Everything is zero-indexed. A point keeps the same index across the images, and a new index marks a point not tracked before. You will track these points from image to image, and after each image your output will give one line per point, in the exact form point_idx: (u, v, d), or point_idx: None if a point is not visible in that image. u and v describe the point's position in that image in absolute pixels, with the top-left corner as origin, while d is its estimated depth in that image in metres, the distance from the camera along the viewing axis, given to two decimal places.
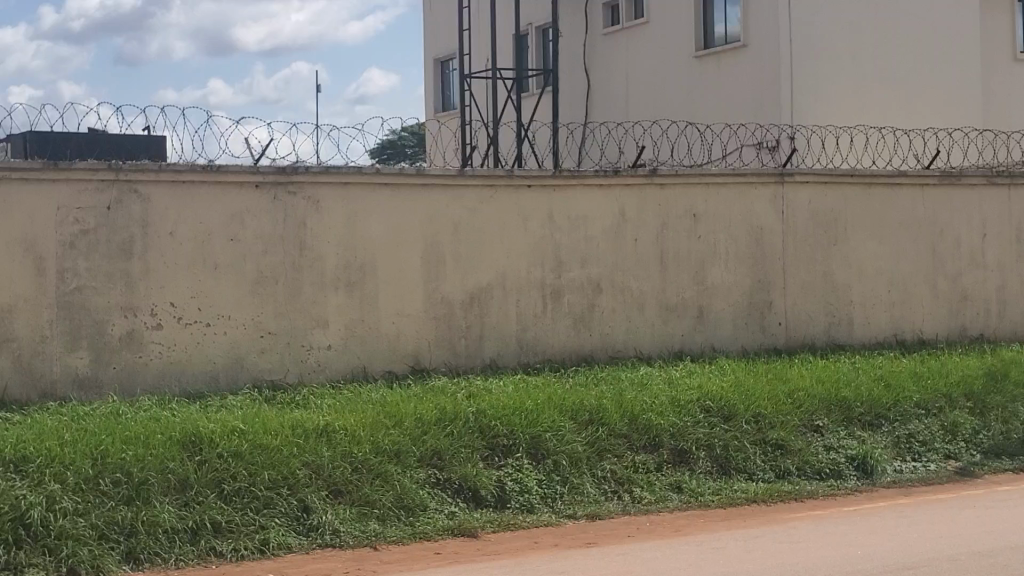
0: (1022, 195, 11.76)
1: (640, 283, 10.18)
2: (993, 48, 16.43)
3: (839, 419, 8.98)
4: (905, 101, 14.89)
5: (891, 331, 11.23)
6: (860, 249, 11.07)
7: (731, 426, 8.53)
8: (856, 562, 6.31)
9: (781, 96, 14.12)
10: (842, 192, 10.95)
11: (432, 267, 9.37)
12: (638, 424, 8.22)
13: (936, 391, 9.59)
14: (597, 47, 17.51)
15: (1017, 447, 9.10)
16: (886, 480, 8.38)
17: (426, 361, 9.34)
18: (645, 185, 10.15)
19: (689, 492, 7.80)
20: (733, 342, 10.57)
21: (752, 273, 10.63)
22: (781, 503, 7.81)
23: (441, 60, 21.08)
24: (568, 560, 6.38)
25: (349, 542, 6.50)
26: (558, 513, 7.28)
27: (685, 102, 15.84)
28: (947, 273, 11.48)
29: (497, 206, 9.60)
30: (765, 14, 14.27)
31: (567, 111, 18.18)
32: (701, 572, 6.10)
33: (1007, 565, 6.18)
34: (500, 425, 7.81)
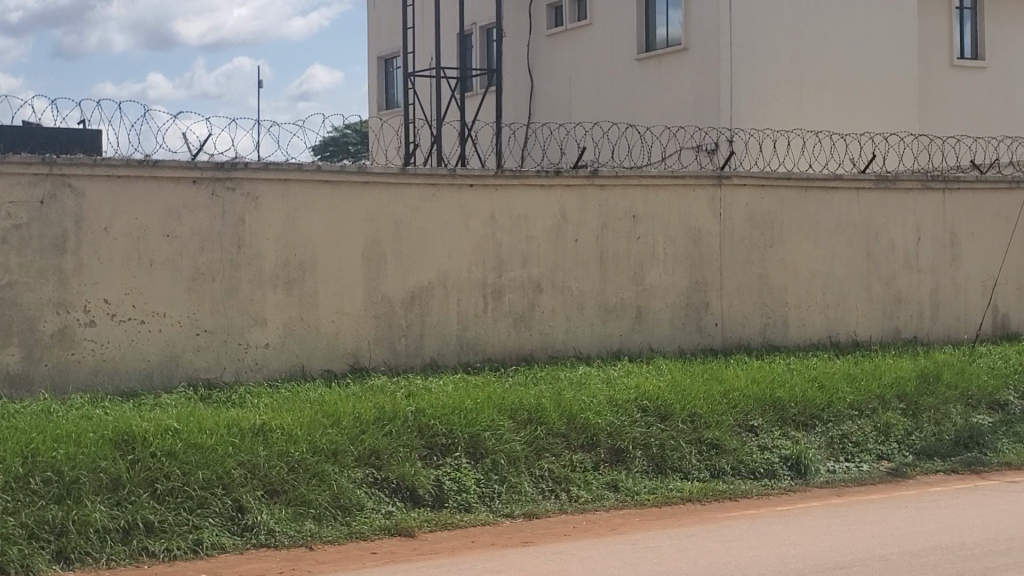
0: (956, 199, 11.96)
1: (580, 284, 10.22)
2: (930, 54, 16.69)
3: (774, 420, 9.07)
4: (844, 105, 15.08)
5: (826, 332, 11.37)
6: (797, 251, 11.20)
7: (668, 426, 8.59)
8: (789, 561, 6.37)
9: (722, 99, 14.24)
10: (779, 195, 11.08)
11: (372, 265, 9.34)
12: (576, 424, 8.25)
13: (871, 393, 9.72)
14: (542, 48, 17.55)
15: (949, 447, 9.25)
16: (819, 480, 8.47)
17: (365, 360, 9.31)
18: (586, 185, 10.20)
19: (625, 491, 7.83)
20: (671, 343, 10.65)
21: (691, 273, 10.72)
22: (717, 502, 7.87)
23: (386, 58, 21.02)
24: (505, 559, 6.38)
25: (284, 542, 6.46)
26: (495, 512, 7.28)
27: (628, 104, 15.92)
28: (882, 276, 11.64)
29: (438, 205, 9.59)
30: (706, 17, 14.39)
31: (512, 111, 18.20)
32: (636, 571, 6.13)
33: (936, 565, 6.27)
34: (439, 424, 7.80)
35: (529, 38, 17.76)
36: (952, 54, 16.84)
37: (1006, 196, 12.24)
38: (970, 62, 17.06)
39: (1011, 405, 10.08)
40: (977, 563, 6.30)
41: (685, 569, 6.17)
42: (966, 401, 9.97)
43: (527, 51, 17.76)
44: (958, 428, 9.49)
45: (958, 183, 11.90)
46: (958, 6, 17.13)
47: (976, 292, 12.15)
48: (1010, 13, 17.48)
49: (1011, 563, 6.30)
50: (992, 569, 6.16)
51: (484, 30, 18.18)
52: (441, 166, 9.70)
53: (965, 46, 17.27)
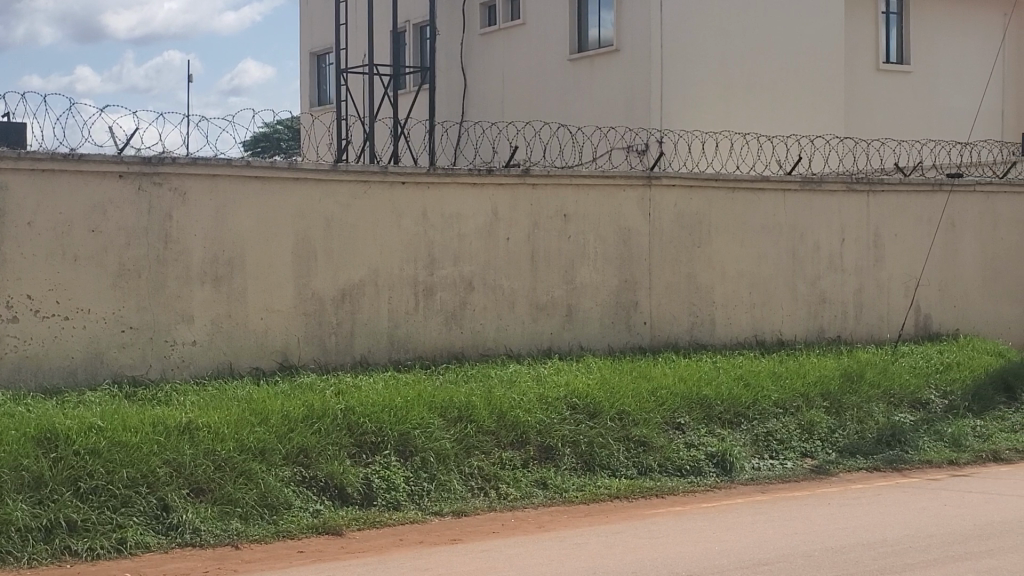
0: (879, 201, 12.19)
1: (511, 282, 10.26)
2: (856, 57, 16.97)
3: (701, 418, 9.18)
4: (772, 108, 15.29)
5: (751, 332, 11.52)
6: (724, 251, 11.34)
7: (597, 424, 8.65)
8: (714, 557, 6.46)
9: (654, 101, 14.38)
10: (707, 196, 11.21)
11: (302, 263, 9.29)
12: (506, 421, 8.27)
13: (795, 391, 9.87)
14: (475, 46, 17.57)
15: (871, 445, 9.43)
16: (744, 476, 8.60)
17: (294, 357, 9.26)
18: (518, 185, 10.23)
19: (554, 488, 7.88)
20: (600, 341, 10.73)
21: (621, 273, 10.80)
22: (643, 499, 7.95)
23: (318, 54, 20.91)
24: (432, 556, 6.39)
25: (210, 541, 6.42)
26: (424, 510, 7.30)
27: (561, 104, 16.00)
28: (807, 276, 11.83)
29: (369, 202, 9.56)
30: (638, 20, 14.50)
31: (445, 109, 18.19)
32: (564, 568, 6.17)
33: (857, 561, 6.39)
34: (368, 422, 7.77)
35: (462, 37, 17.77)
36: (878, 58, 17.13)
37: (929, 198, 12.48)
38: (896, 67, 17.37)
39: (932, 404, 10.30)
40: (897, 560, 6.43)
41: (612, 566, 6.23)
42: (888, 400, 10.16)
43: (460, 50, 17.77)
44: (880, 426, 9.68)
45: (881, 186, 12.14)
46: (884, 11, 17.44)
47: (898, 292, 12.36)
48: (935, 19, 17.84)
49: (931, 559, 6.45)
50: (912, 565, 6.30)
51: (418, 28, 18.16)
52: (372, 163, 9.69)
53: (891, 51, 17.59)
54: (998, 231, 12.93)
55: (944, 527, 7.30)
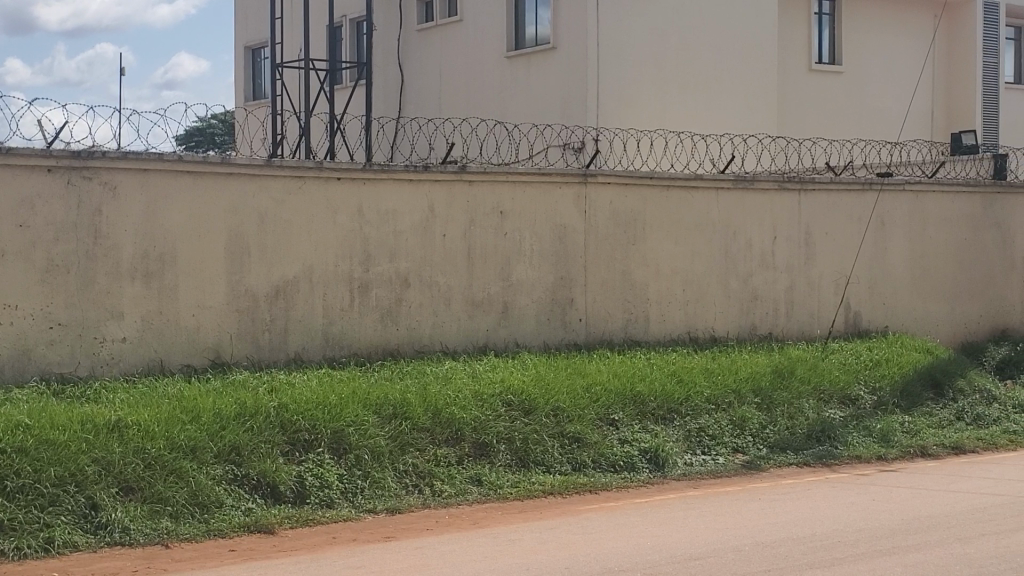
0: (811, 200, 12.35)
1: (447, 279, 10.25)
2: (789, 58, 17.17)
3: (635, 414, 9.22)
4: (708, 106, 15.42)
5: (685, 329, 11.62)
6: (658, 249, 11.42)
7: (532, 420, 8.65)
8: (646, 553, 6.51)
9: (591, 99, 14.44)
10: (642, 194, 11.29)
11: (235, 259, 9.20)
12: (441, 418, 8.23)
13: (727, 387, 9.95)
14: (412, 42, 17.52)
15: (802, 441, 9.56)
16: (676, 472, 8.69)
17: (226, 355, 9.17)
18: (454, 181, 10.23)
19: (488, 485, 7.89)
20: (536, 338, 10.75)
21: (556, 270, 10.84)
22: (576, 495, 8.00)
23: (254, 48, 20.74)
24: (366, 554, 6.38)
25: (140, 540, 6.36)
26: (358, 508, 7.27)
27: (498, 100, 16.01)
28: (740, 274, 11.94)
29: (304, 198, 9.50)
30: (575, 18, 14.55)
31: (382, 105, 18.13)
32: (498, 565, 6.18)
33: (787, 556, 6.47)
34: (302, 419, 7.70)
35: (399, 32, 17.72)
36: (810, 59, 17.35)
37: (859, 197, 12.66)
38: (828, 67, 17.60)
39: (862, 400, 10.45)
40: (825, 554, 6.53)
41: (544, 562, 6.25)
42: (818, 395, 10.29)
43: (397, 45, 17.71)
44: (811, 422, 9.82)
45: (813, 185, 12.30)
46: (817, 11, 17.65)
47: (829, 289, 12.52)
48: (866, 20, 18.11)
49: (859, 553, 6.55)
50: (841, 559, 6.39)
51: (355, 23, 18.09)
52: (306, 159, 9.63)
53: (823, 51, 17.82)
54: (927, 230, 13.15)
55: (872, 521, 7.41)
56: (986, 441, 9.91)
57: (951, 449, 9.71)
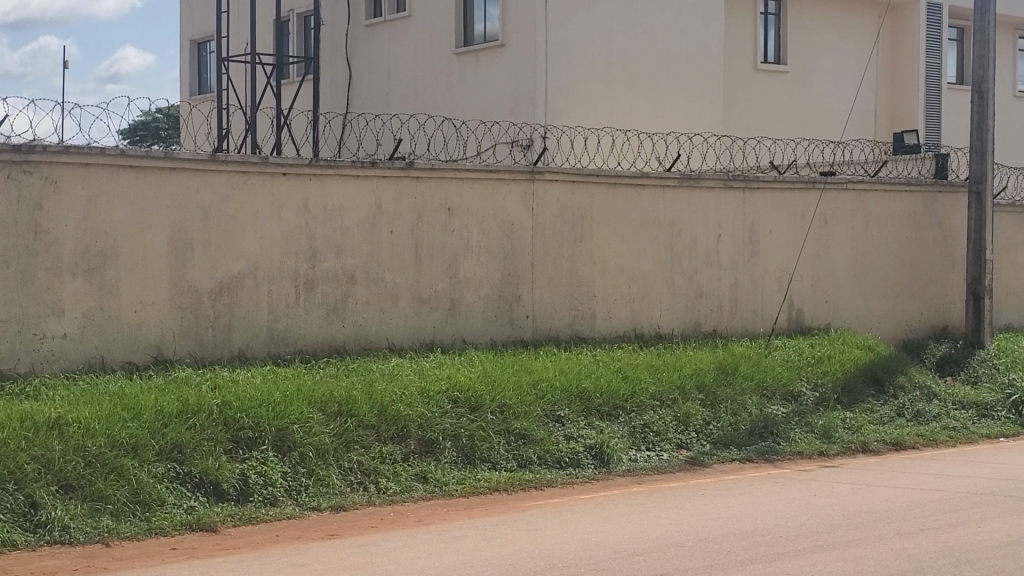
0: (756, 198, 12.46)
1: (393, 275, 10.22)
2: (735, 57, 17.31)
3: (580, 411, 9.25)
4: (655, 104, 15.49)
5: (630, 325, 11.67)
6: (605, 246, 11.46)
7: (477, 417, 8.64)
8: (590, 548, 6.54)
9: (539, 97, 14.47)
10: (589, 192, 11.33)
11: (178, 255, 9.11)
12: (386, 415, 8.18)
13: (673, 383, 9.99)
14: (359, 38, 17.46)
15: (745, 437, 9.65)
16: (621, 468, 8.73)
17: (169, 351, 9.09)
18: (401, 177, 10.20)
19: (434, 482, 7.88)
20: (483, 335, 10.75)
21: (504, 267, 10.84)
22: (521, 492, 8.01)
23: (199, 42, 20.59)
24: (309, 552, 6.35)
25: (80, 539, 6.30)
26: (301, 505, 7.23)
27: (446, 97, 15.99)
28: (685, 272, 12.02)
29: (249, 193, 9.43)
30: (524, 15, 14.58)
31: (330, 101, 18.04)
32: (442, 562, 6.17)
33: (729, 551, 6.52)
34: (245, 416, 7.62)
35: (347, 27, 17.65)
36: (756, 58, 17.50)
37: (803, 196, 12.79)
38: (773, 67, 17.75)
39: (804, 396, 10.55)
40: (767, 549, 6.58)
41: (489, 558, 6.26)
42: (761, 392, 10.37)
43: (345, 41, 17.64)
44: (754, 418, 9.91)
45: (757, 183, 12.41)
46: (763, 11, 17.79)
47: (773, 287, 12.62)
48: (811, 20, 18.29)
49: (800, 548, 6.61)
50: (782, 554, 6.45)
51: (303, 18, 17.99)
52: (252, 154, 9.56)
53: (769, 51, 17.97)
54: (869, 229, 13.30)
55: (812, 517, 7.48)
56: (926, 437, 10.05)
57: (891, 445, 9.83)
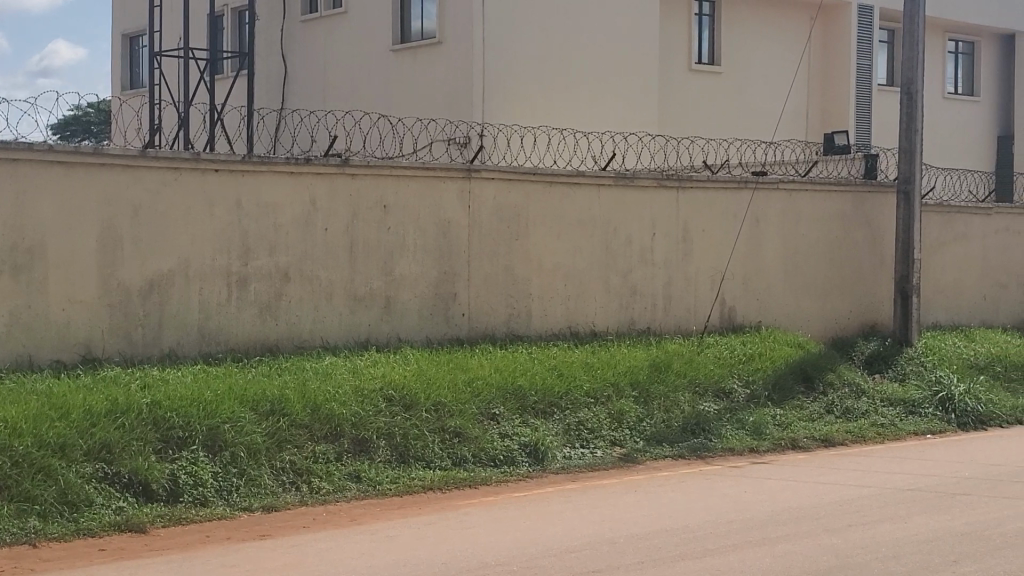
0: (690, 197, 12.56)
1: (328, 273, 10.16)
2: (670, 57, 17.46)
3: (515, 408, 9.24)
4: (591, 102, 15.57)
5: (565, 323, 11.71)
6: (540, 244, 11.48)
7: (411, 416, 8.59)
8: (522, 546, 6.55)
9: (476, 94, 14.50)
10: (525, 190, 11.34)
11: (107, 252, 8.98)
12: (320, 414, 8.10)
13: (607, 380, 10.03)
14: (295, 34, 17.35)
15: (677, 434, 9.73)
16: (555, 465, 8.76)
17: (98, 350, 8.97)
18: (336, 174, 10.14)
19: (368, 481, 7.84)
20: (418, 333, 10.72)
21: (439, 265, 10.82)
22: (456, 490, 8.01)
23: (132, 36, 20.36)
24: (241, 552, 6.31)
25: (5, 540, 6.22)
26: (232, 506, 7.17)
27: (382, 93, 15.94)
28: (620, 270, 12.08)
29: (181, 190, 9.32)
30: (461, 14, 14.60)
31: (264, 97, 17.92)
32: (375, 561, 6.15)
33: (660, 548, 6.57)
34: (176, 415, 7.51)
35: (283, 23, 17.54)
36: (690, 59, 17.66)
37: (736, 195, 12.92)
38: (708, 67, 17.93)
39: (735, 393, 10.66)
40: (697, 546, 6.64)
41: (421, 557, 6.24)
42: (693, 389, 10.45)
43: (281, 36, 17.53)
44: (686, 415, 9.99)
45: (691, 183, 12.52)
46: (698, 12, 17.96)
47: (706, 285, 12.73)
48: (745, 21, 18.49)
49: (730, 544, 6.68)
50: (713, 550, 6.51)
51: (238, 13, 17.86)
52: (184, 150, 9.45)
53: (703, 51, 18.14)
54: (800, 228, 13.47)
55: (742, 513, 7.56)
56: (854, 434, 10.19)
57: (820, 441, 9.97)
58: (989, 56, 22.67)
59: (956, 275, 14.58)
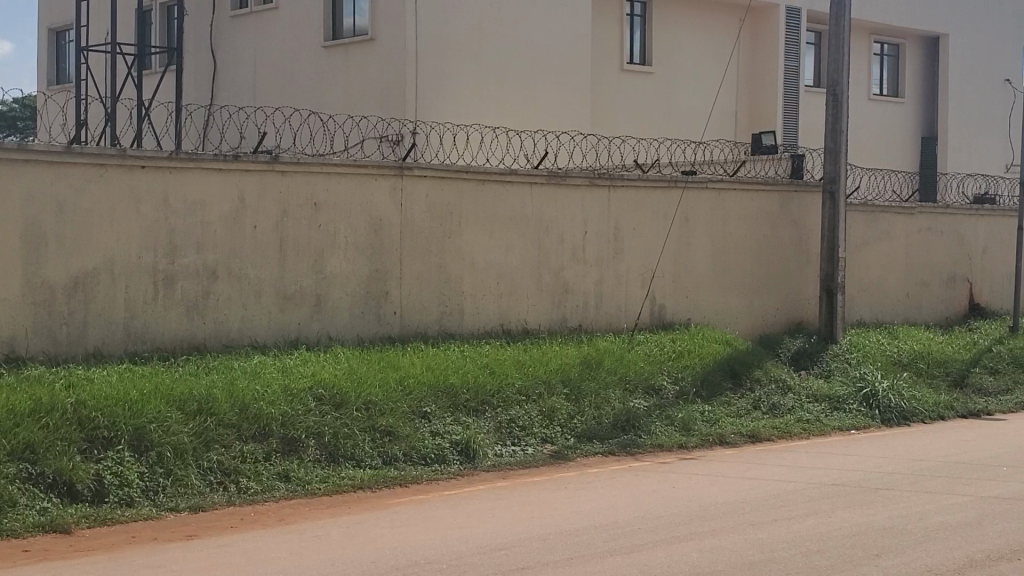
0: (621, 195, 12.64)
1: (257, 271, 10.08)
2: (602, 56, 17.57)
3: (447, 407, 9.22)
4: (524, 100, 15.60)
5: (497, 321, 11.72)
6: (472, 242, 11.48)
7: (341, 414, 8.53)
8: (453, 544, 6.54)
9: (409, 92, 14.47)
10: (457, 187, 11.34)
11: (31, 249, 8.82)
12: (247, 413, 8.00)
13: (538, 378, 10.06)
14: (224, 29, 17.19)
15: (607, 430, 9.78)
16: (486, 463, 8.76)
17: (21, 349, 8.79)
18: (265, 171, 10.05)
19: (296, 481, 7.78)
20: (349, 331, 10.68)
21: (370, 262, 10.77)
22: (385, 489, 7.98)
23: (58, 31, 20.02)
24: (167, 553, 6.23)
25: None
26: (159, 506, 7.09)
27: (313, 90, 15.85)
28: (551, 267, 12.12)
29: (107, 187, 9.18)
30: (393, 11, 14.56)
31: (193, 92, 17.73)
32: (303, 561, 6.11)
33: (589, 544, 6.61)
34: (102, 414, 7.39)
35: (212, 18, 17.36)
36: (622, 59, 17.78)
37: (666, 194, 13.03)
38: (639, 67, 18.06)
39: (665, 390, 10.76)
40: (627, 541, 6.69)
41: (350, 556, 6.22)
42: (623, 386, 10.53)
43: (210, 32, 17.37)
44: (617, 412, 10.05)
45: (623, 182, 12.60)
46: (629, 13, 18.10)
47: (636, 283, 12.82)
48: (675, 23, 18.66)
49: (657, 540, 6.73)
50: (641, 545, 6.56)
51: (167, 7, 17.65)
52: (110, 146, 9.31)
53: (635, 52, 18.27)
54: (729, 227, 13.62)
55: (670, 508, 7.62)
56: (781, 430, 10.32)
57: (748, 437, 10.09)
58: (913, 59, 23.09)
59: (880, 274, 14.84)
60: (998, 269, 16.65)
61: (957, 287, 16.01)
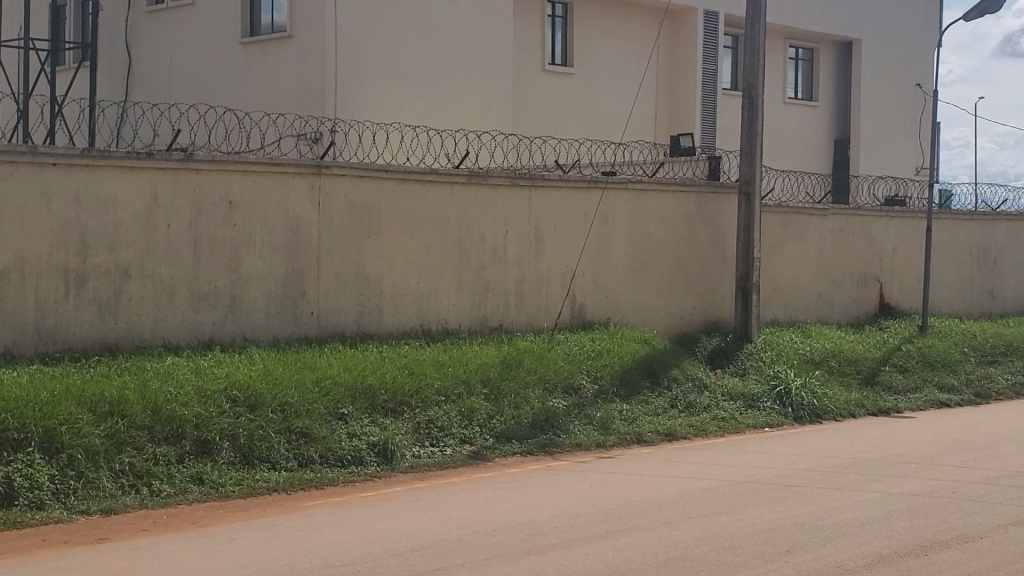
0: (542, 195, 12.68)
1: (171, 271, 9.91)
2: (523, 57, 17.61)
3: (364, 408, 9.14)
4: (445, 99, 15.58)
5: (417, 321, 11.67)
6: (391, 241, 11.42)
7: (256, 416, 8.40)
8: (370, 546, 6.50)
9: (328, 91, 14.36)
10: (376, 187, 11.27)
11: None
12: (160, 415, 7.86)
13: (457, 378, 10.03)
14: (140, 26, 16.89)
15: (526, 430, 9.78)
16: (403, 465, 8.72)
17: None
18: (179, 170, 9.90)
19: (211, 483, 7.66)
20: (265, 331, 10.55)
21: (287, 262, 10.66)
22: (301, 491, 7.90)
23: None
24: (78, 556, 6.10)
25: None
26: (70, 509, 6.95)
27: (231, 87, 15.64)
28: (472, 266, 12.11)
29: (16, 184, 8.96)
30: (313, 8, 14.44)
31: (107, 89, 17.40)
32: (216, 563, 6.02)
33: (505, 543, 6.61)
34: (10, 415, 7.22)
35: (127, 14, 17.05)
36: (544, 59, 17.85)
37: (586, 194, 13.09)
38: (560, 68, 18.14)
39: (583, 390, 10.81)
40: (543, 540, 6.71)
41: (265, 559, 6.15)
42: (543, 385, 10.55)
43: (125, 28, 17.04)
44: (536, 412, 10.07)
45: (543, 181, 12.63)
46: (550, 14, 18.19)
47: (557, 282, 12.86)
48: (597, 24, 18.78)
49: (572, 539, 6.75)
50: (556, 545, 6.57)
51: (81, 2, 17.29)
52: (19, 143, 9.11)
53: (556, 52, 18.35)
54: (647, 228, 13.74)
55: (586, 507, 7.66)
56: (696, 429, 10.42)
57: (664, 435, 10.19)
58: (829, 63, 23.51)
59: (794, 274, 15.08)
60: (908, 269, 17.01)
61: (869, 287, 16.32)
